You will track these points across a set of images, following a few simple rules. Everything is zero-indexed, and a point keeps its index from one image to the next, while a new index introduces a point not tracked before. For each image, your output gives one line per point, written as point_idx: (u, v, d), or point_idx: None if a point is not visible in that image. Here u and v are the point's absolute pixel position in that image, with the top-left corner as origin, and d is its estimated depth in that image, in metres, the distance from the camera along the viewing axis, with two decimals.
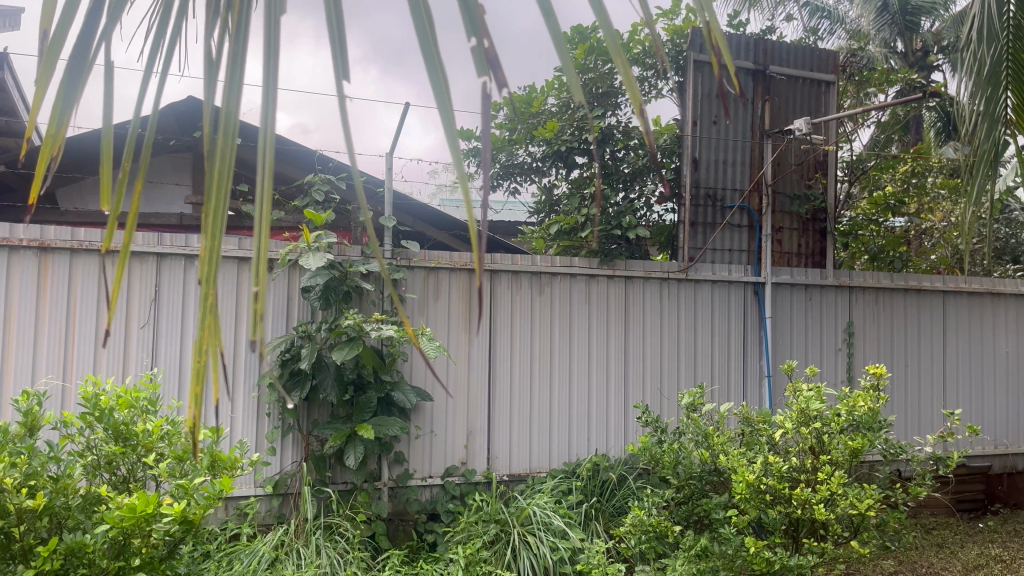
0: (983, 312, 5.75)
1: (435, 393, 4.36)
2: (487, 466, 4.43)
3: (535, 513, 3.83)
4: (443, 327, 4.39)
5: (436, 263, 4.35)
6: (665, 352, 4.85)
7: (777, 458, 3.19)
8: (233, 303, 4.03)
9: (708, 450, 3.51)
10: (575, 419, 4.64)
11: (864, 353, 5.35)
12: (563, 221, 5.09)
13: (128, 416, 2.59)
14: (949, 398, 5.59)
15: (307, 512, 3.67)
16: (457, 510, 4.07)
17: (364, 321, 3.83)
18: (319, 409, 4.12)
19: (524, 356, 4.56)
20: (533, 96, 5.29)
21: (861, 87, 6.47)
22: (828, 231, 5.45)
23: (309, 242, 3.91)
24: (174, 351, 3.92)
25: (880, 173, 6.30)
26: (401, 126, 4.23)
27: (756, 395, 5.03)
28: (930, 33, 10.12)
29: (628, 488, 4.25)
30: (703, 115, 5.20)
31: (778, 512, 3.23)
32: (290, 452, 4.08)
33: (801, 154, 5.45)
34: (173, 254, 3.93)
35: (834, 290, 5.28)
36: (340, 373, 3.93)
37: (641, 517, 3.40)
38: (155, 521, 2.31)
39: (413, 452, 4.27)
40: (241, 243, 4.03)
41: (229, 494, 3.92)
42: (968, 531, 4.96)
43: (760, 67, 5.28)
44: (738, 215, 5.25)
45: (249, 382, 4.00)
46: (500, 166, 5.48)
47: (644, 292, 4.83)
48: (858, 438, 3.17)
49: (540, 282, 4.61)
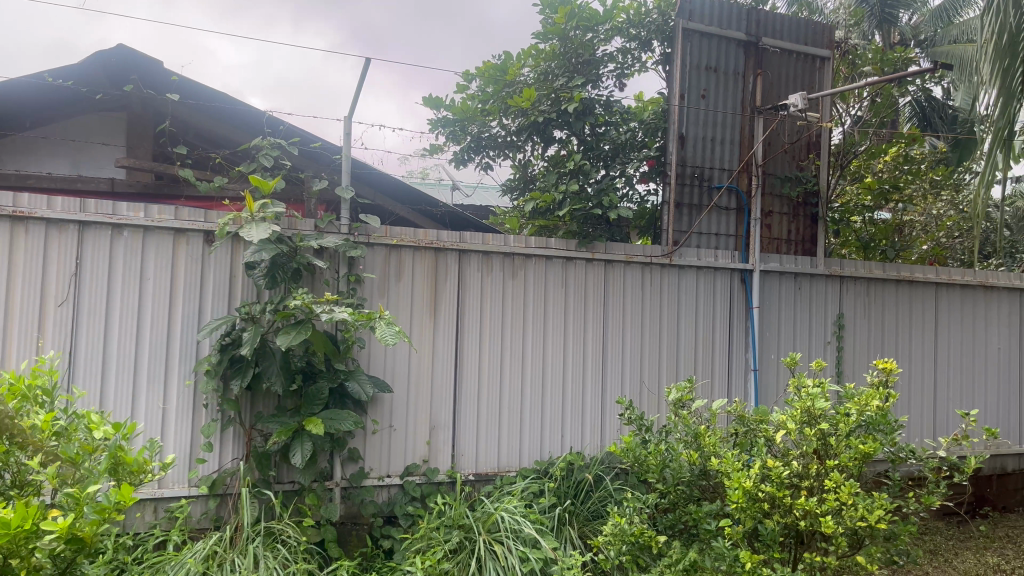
0: (976, 305, 5.48)
1: (395, 384, 3.94)
2: (451, 465, 4.03)
3: (503, 519, 3.43)
4: (405, 311, 3.97)
5: (398, 240, 3.95)
6: (646, 344, 4.47)
7: (777, 462, 2.83)
8: (166, 283, 3.58)
9: (698, 451, 3.16)
10: (549, 414, 4.26)
11: (855, 347, 5.03)
12: (539, 198, 4.67)
13: (15, 409, 2.13)
14: (941, 397, 5.29)
15: (246, 516, 3.24)
16: (417, 513, 3.69)
17: (313, 302, 3.40)
18: (263, 400, 3.68)
19: (494, 345, 4.15)
20: (508, 62, 4.89)
21: (854, 66, 6.16)
22: (820, 216, 5.13)
23: (252, 212, 3.46)
24: (97, 334, 3.46)
25: (870, 158, 6.00)
26: (361, 87, 3.82)
27: (741, 390, 4.69)
28: (909, 28, 9.85)
29: (605, 489, 3.88)
30: (690, 87, 4.82)
31: (776, 523, 2.87)
32: (230, 448, 3.64)
33: (793, 133, 5.13)
34: (98, 223, 3.47)
35: (824, 280, 4.96)
36: (287, 360, 3.50)
37: (621, 526, 3.03)
38: (37, 539, 1.90)
39: (369, 448, 3.87)
40: (178, 213, 3.58)
41: (159, 495, 3.49)
42: (960, 537, 4.66)
43: (751, 39, 4.96)
44: (726, 197, 4.92)
45: (184, 370, 3.59)
46: (472, 138, 5.06)
47: (626, 279, 4.46)
48: (868, 441, 2.82)
49: (512, 263, 4.22)
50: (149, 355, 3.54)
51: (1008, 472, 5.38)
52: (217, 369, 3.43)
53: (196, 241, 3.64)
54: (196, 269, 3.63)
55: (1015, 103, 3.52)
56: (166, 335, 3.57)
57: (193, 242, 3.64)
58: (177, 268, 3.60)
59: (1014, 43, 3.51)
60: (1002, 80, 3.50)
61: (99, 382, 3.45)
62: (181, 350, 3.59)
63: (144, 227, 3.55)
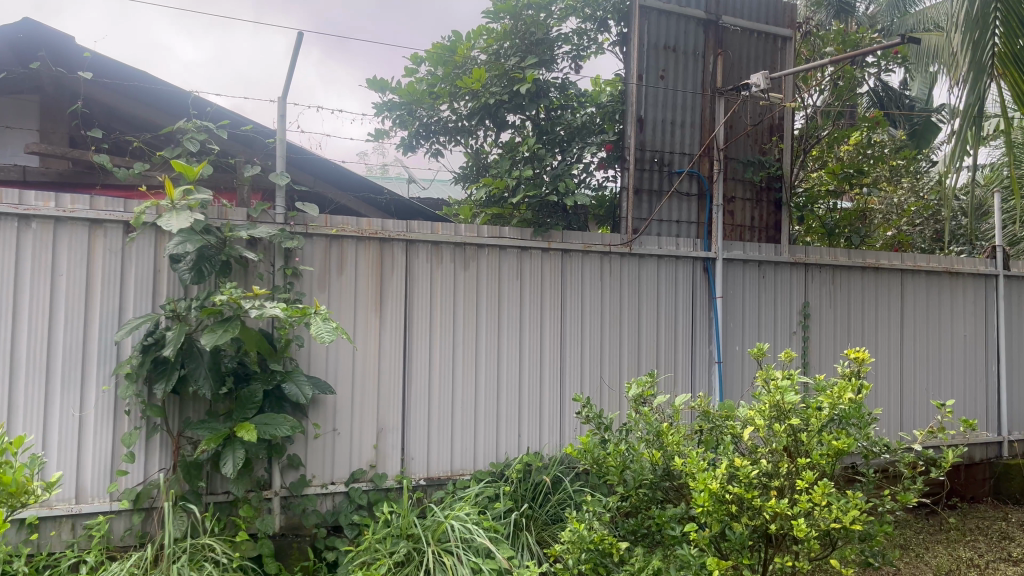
0: (941, 291, 5.37)
1: (338, 386, 3.67)
2: (400, 470, 3.77)
3: (453, 527, 3.18)
4: (348, 306, 3.70)
5: (340, 230, 3.68)
6: (607, 337, 4.25)
7: (745, 461, 2.63)
8: (82, 279, 3.26)
9: (661, 451, 2.95)
10: (504, 413, 4.02)
11: (821, 337, 4.88)
12: (491, 184, 4.42)
13: None
14: (907, 387, 5.17)
15: (169, 533, 2.96)
16: (363, 523, 3.44)
17: (241, 297, 3.13)
18: (193, 405, 3.38)
19: (445, 342, 3.90)
20: (458, 43, 4.64)
21: (815, 48, 6.03)
22: (783, 201, 4.97)
23: (173, 200, 3.16)
24: (3, 336, 3.13)
25: (833, 143, 5.86)
26: (294, 64, 3.54)
27: (705, 384, 4.51)
28: (867, 16, 9.79)
29: (564, 492, 3.66)
30: (648, 68, 4.62)
31: (744, 526, 2.67)
32: (156, 458, 3.34)
33: (755, 115, 4.95)
34: (2, 213, 3.13)
35: (789, 268, 4.79)
36: (216, 361, 3.21)
37: (580, 532, 2.80)
38: None
39: (311, 454, 3.59)
40: (93, 202, 3.27)
41: (76, 511, 3.19)
42: (931, 530, 4.55)
43: (711, 17, 4.78)
44: (687, 182, 4.73)
45: (103, 372, 3.27)
46: (420, 123, 4.79)
47: (584, 270, 4.24)
48: (841, 436, 2.63)
49: (463, 254, 3.97)
50: (63, 357, 3.22)
51: (976, 461, 5.30)
52: (137, 373, 3.13)
53: (115, 233, 3.34)
54: (115, 263, 3.32)
55: (985, 77, 3.39)
56: (82, 334, 3.26)
57: (111, 234, 3.33)
58: (94, 262, 3.29)
59: (984, 15, 3.40)
60: (971, 53, 3.38)
61: (6, 386, 3.13)
62: (99, 352, 3.27)
63: (55, 218, 3.23)
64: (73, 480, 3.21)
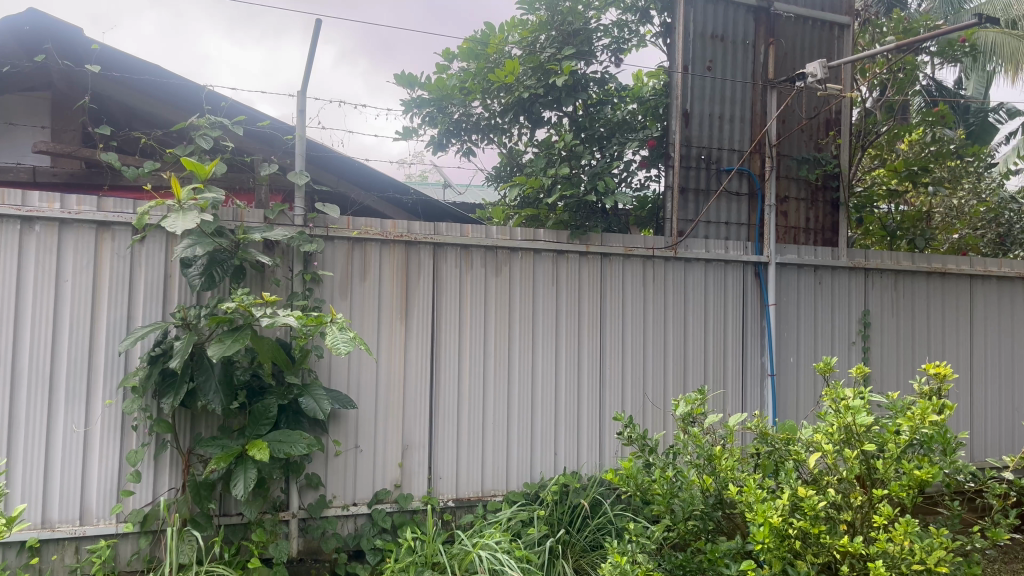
0: (1014, 297, 4.95)
1: (361, 400, 3.42)
2: (426, 491, 3.50)
3: (481, 557, 2.89)
4: (372, 314, 3.45)
5: (362, 232, 3.43)
6: (650, 349, 3.94)
7: (811, 490, 2.31)
8: (88, 286, 3.07)
9: (713, 477, 2.64)
10: (539, 430, 3.73)
11: (883, 348, 4.49)
12: (525, 183, 4.12)
13: None
14: (978, 403, 4.75)
15: (174, 560, 2.74)
16: (386, 548, 3.17)
17: (252, 304, 2.89)
18: (206, 420, 3.16)
19: (476, 354, 3.63)
20: (491, 35, 4.39)
21: (873, 38, 5.66)
22: (841, 201, 4.60)
23: (179, 201, 2.92)
24: (4, 344, 2.94)
25: (892, 141, 5.49)
26: (314, 55, 3.31)
27: (757, 400, 4.17)
28: (921, 11, 9.37)
29: (605, 516, 3.35)
30: (694, 58, 4.32)
31: (811, 566, 2.34)
32: (165, 476, 3.12)
33: (810, 109, 4.61)
34: (5, 215, 2.95)
35: (847, 272, 4.43)
36: (227, 374, 2.96)
37: (622, 567, 2.44)
38: None
39: (331, 473, 3.34)
40: (101, 204, 3.08)
41: (80, 533, 2.98)
42: (1009, 559, 4.12)
43: (762, 5, 4.47)
44: (737, 181, 4.40)
45: (109, 386, 3.06)
46: (450, 120, 4.51)
47: (625, 275, 3.93)
48: (924, 465, 2.29)
49: (495, 259, 3.70)
50: (67, 370, 3.02)
51: None
52: (144, 387, 2.91)
53: (123, 236, 3.13)
54: (123, 268, 3.12)
55: None
56: (88, 344, 3.05)
57: (119, 237, 3.13)
58: (101, 267, 3.09)
59: None
60: None
61: (6, 399, 2.93)
62: (105, 364, 3.06)
63: (60, 220, 3.04)
64: (77, 499, 3.01)
